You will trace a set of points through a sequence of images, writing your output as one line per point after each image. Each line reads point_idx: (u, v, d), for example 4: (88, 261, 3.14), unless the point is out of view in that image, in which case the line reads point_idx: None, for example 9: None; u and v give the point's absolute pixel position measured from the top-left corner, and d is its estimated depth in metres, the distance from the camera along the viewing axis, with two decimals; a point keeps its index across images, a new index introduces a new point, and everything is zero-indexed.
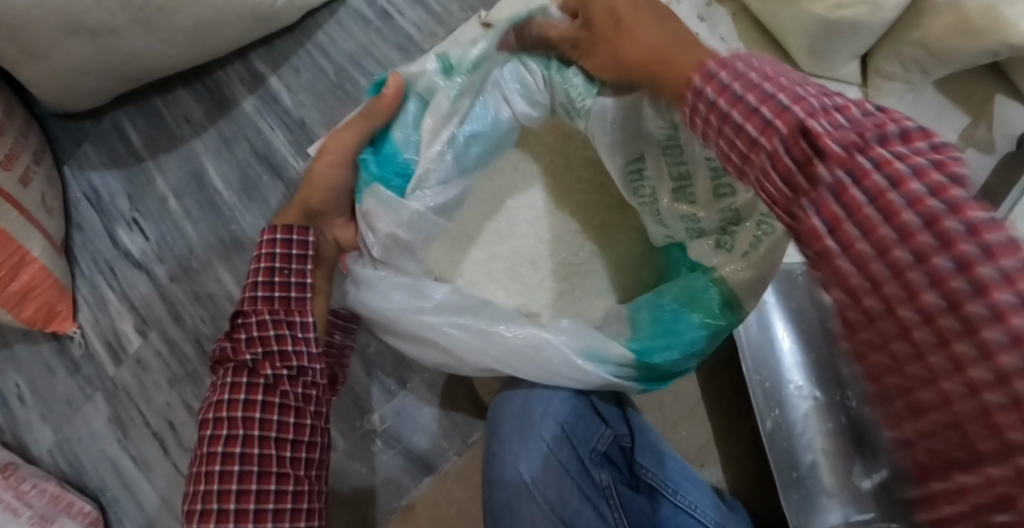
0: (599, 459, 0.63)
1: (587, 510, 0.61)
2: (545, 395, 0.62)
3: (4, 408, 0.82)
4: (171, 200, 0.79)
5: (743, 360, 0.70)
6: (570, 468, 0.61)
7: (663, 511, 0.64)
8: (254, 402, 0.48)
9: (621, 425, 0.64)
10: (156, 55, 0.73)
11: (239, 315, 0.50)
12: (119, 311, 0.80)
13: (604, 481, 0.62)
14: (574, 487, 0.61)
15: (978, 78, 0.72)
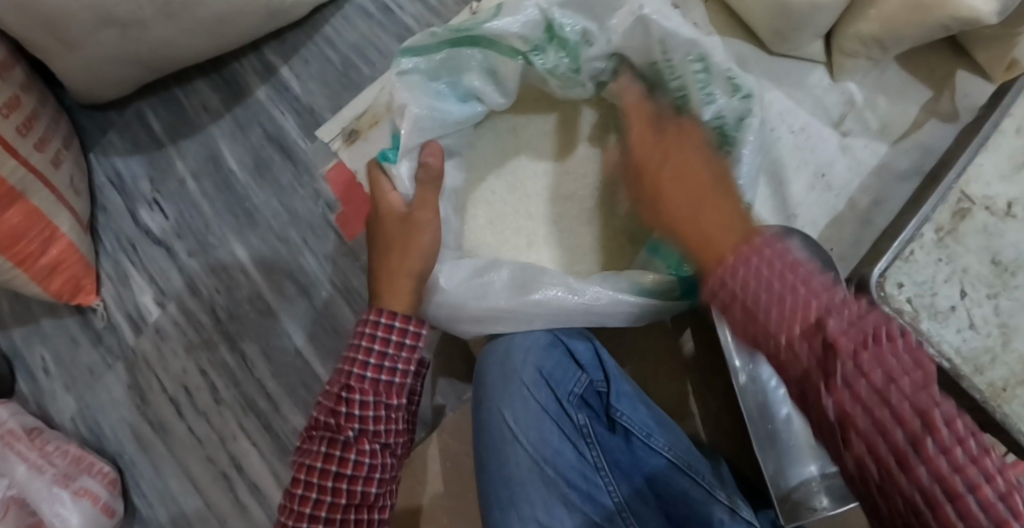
0: (576, 402, 0.67)
1: (567, 450, 0.66)
2: (527, 343, 0.68)
3: (29, 379, 0.88)
4: (190, 181, 0.86)
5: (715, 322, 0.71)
6: (549, 409, 0.67)
7: (639, 453, 0.67)
8: (344, 474, 0.57)
9: (597, 370, 0.68)
10: (178, 45, 0.80)
11: (344, 389, 0.57)
12: (139, 285, 0.86)
13: (580, 421, 0.67)
14: (553, 427, 0.67)
15: (941, 56, 0.78)
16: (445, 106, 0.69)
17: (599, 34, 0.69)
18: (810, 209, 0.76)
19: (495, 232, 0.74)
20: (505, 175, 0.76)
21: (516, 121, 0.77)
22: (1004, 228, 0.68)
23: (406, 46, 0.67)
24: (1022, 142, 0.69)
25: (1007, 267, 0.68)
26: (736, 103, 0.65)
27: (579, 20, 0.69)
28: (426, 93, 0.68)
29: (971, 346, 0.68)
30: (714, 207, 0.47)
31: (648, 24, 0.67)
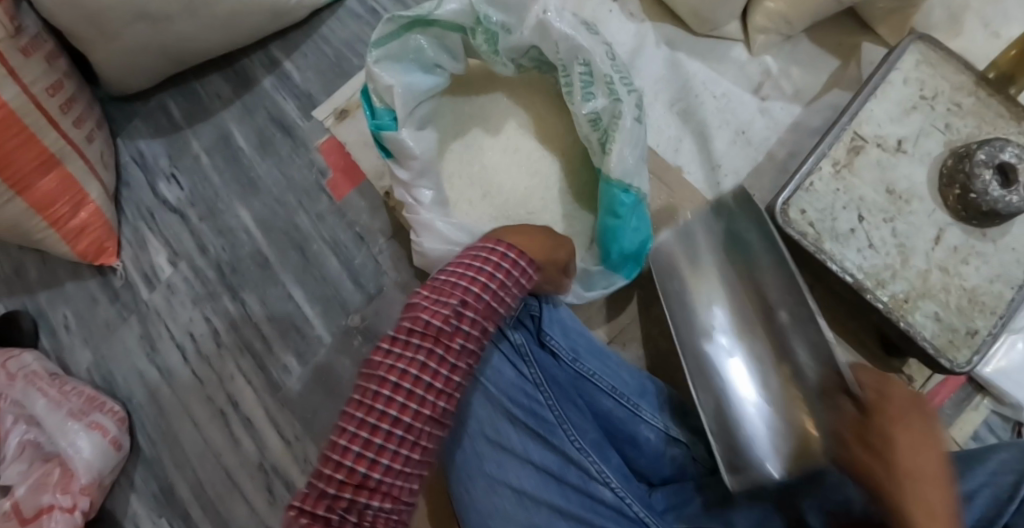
0: (512, 324, 0.77)
1: (508, 369, 0.76)
2: None
3: (53, 335, 0.99)
4: (203, 157, 0.99)
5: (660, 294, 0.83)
6: (490, 334, 0.77)
7: (570, 374, 0.78)
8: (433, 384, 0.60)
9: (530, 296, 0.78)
10: (196, 39, 0.94)
11: (461, 303, 0.61)
12: (155, 247, 0.98)
13: (518, 343, 0.76)
14: (494, 350, 0.77)
15: (849, 29, 0.90)
16: (416, 79, 0.82)
17: (515, 27, 0.81)
18: (733, 160, 0.88)
19: (469, 192, 0.86)
20: (475, 148, 0.88)
21: (473, 102, 0.90)
22: (895, 162, 0.79)
23: (372, 39, 0.79)
24: (909, 90, 0.81)
25: (901, 195, 0.78)
26: (610, 103, 0.79)
27: (500, 13, 0.81)
28: (397, 71, 0.80)
29: (872, 263, 0.77)
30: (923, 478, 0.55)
31: (548, 29, 0.79)
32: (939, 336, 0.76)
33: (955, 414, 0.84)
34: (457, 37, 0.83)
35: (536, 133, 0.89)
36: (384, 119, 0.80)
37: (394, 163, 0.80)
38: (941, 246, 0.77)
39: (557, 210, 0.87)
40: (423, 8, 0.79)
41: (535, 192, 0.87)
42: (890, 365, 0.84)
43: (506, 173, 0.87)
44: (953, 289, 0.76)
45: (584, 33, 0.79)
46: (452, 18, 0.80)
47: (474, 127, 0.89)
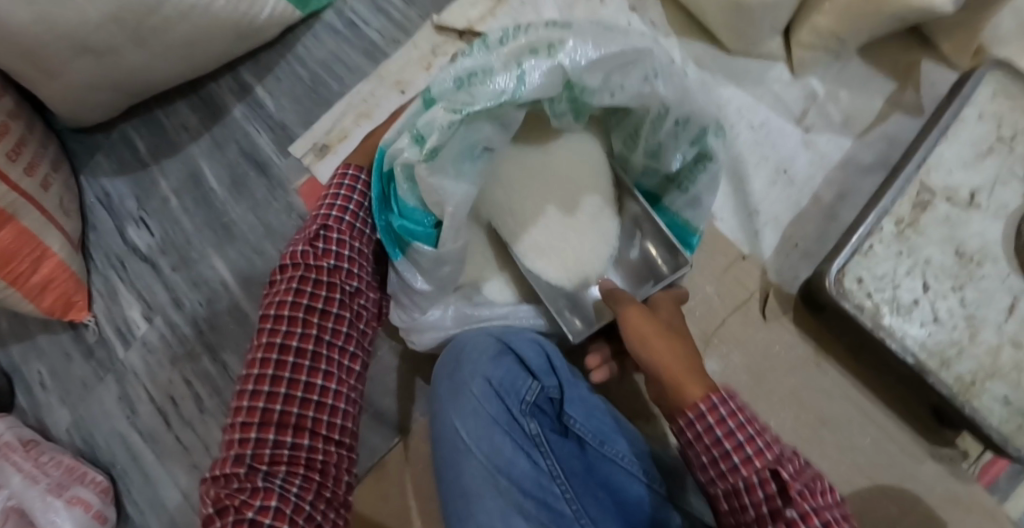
0: (529, 410, 0.67)
1: (521, 459, 0.65)
2: (474, 354, 0.68)
3: (27, 392, 0.91)
4: (173, 199, 0.88)
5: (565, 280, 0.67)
6: (500, 419, 0.66)
7: (591, 462, 0.67)
8: (301, 299, 0.59)
9: (550, 377, 0.67)
10: (155, 69, 0.82)
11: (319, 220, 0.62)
12: (128, 300, 0.89)
13: (532, 430, 0.66)
14: (505, 438, 0.66)
15: (907, 46, 0.77)
16: (468, 170, 0.61)
17: (607, 92, 0.60)
18: (772, 204, 0.76)
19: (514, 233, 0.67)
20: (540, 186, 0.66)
21: (539, 154, 0.67)
22: (967, 217, 0.67)
23: (429, 146, 0.57)
24: (983, 129, 0.68)
25: (972, 258, 0.67)
26: (694, 149, 0.65)
27: (597, 80, 0.59)
28: (451, 173, 0.60)
29: (936, 339, 0.67)
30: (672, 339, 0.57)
31: (649, 98, 0.61)
32: (1007, 421, 0.66)
33: (1012, 488, 0.75)
34: (521, 111, 0.62)
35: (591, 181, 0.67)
36: (401, 223, 0.64)
37: (407, 268, 0.67)
38: (1015, 317, 0.66)
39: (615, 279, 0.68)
40: (499, 91, 0.57)
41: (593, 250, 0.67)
42: (944, 439, 0.75)
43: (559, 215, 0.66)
44: None
45: (673, 82, 0.61)
46: (536, 96, 0.59)
47: (533, 164, 0.67)
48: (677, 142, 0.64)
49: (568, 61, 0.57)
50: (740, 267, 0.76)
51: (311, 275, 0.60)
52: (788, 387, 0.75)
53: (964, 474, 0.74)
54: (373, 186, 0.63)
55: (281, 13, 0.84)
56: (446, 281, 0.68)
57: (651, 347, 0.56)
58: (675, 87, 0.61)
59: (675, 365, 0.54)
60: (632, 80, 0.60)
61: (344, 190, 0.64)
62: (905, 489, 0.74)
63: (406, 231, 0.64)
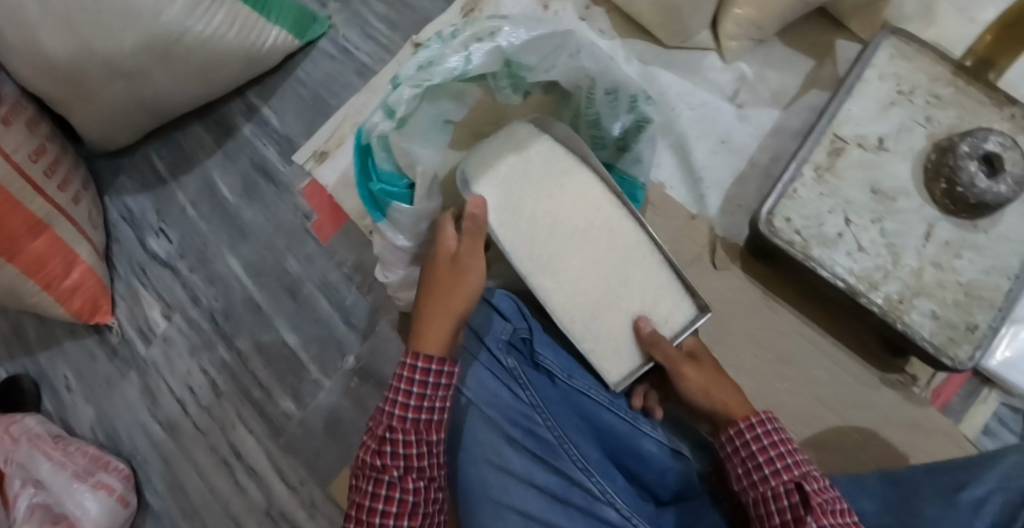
0: (505, 347, 0.75)
1: (503, 392, 0.73)
2: None
3: (53, 396, 0.99)
4: (190, 208, 0.99)
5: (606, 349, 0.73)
6: (482, 358, 0.75)
7: (565, 393, 0.75)
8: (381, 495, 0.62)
9: (520, 318, 0.76)
10: (176, 93, 0.95)
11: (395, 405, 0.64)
12: (150, 301, 0.98)
13: (510, 365, 0.74)
14: (488, 374, 0.74)
15: (821, 30, 0.89)
16: (428, 136, 0.73)
17: (541, 65, 0.72)
18: (715, 171, 0.86)
19: (555, 291, 0.73)
20: (565, 238, 0.74)
21: (548, 203, 0.75)
22: (879, 160, 0.78)
23: (398, 117, 0.68)
24: (885, 86, 0.80)
25: (887, 194, 0.77)
26: (629, 117, 0.77)
27: (533, 57, 0.71)
28: (415, 140, 0.71)
29: (863, 266, 0.76)
30: (715, 381, 0.70)
31: (580, 73, 0.72)
32: (938, 333, 0.75)
33: (964, 409, 0.84)
34: (471, 86, 0.73)
35: (618, 237, 0.75)
36: (380, 186, 0.73)
37: (389, 228, 0.75)
38: (932, 242, 0.76)
39: (679, 310, 0.73)
40: (449, 67, 0.68)
41: (646, 290, 0.74)
42: (895, 365, 0.82)
43: (586, 272, 0.74)
44: (949, 284, 0.75)
45: (599, 60, 0.72)
46: (481, 71, 0.69)
47: (543, 208, 0.75)
48: (611, 109, 0.76)
49: (506, 44, 0.68)
50: (691, 226, 0.86)
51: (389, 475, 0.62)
52: (746, 330, 0.84)
53: (917, 398, 0.81)
54: (354, 159, 0.74)
55: (284, 42, 0.97)
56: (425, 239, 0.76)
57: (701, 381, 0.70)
58: (602, 64, 0.72)
59: (726, 401, 0.68)
60: (563, 58, 0.72)
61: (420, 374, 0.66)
62: (862, 414, 0.81)
63: (384, 192, 0.73)
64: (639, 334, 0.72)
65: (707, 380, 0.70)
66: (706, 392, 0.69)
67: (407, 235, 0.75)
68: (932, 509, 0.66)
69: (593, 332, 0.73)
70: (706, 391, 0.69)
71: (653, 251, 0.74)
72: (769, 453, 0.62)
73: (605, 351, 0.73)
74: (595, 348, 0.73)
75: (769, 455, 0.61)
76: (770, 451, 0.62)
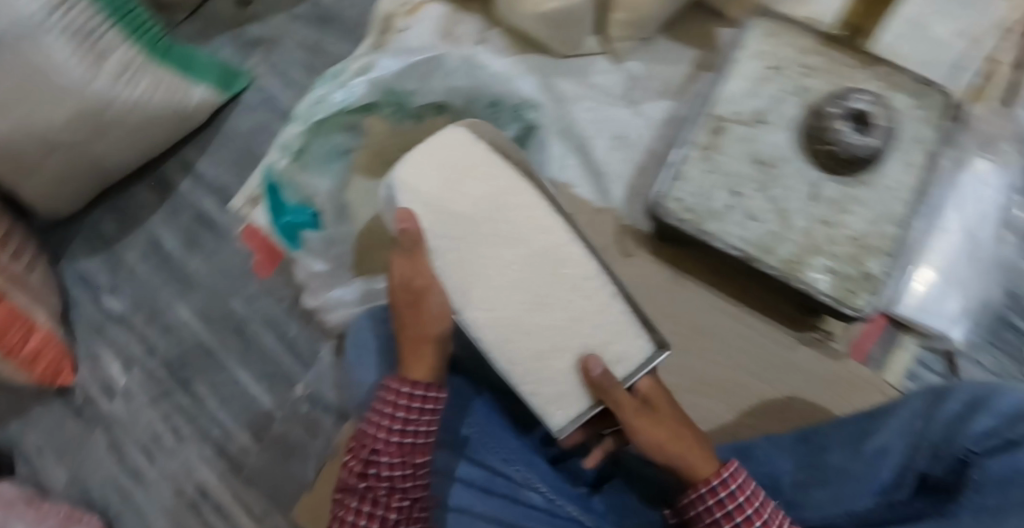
0: None
1: None
2: (364, 322, 0.79)
3: (26, 461, 1.02)
4: (139, 265, 1.04)
5: (549, 391, 0.67)
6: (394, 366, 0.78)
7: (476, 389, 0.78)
8: (363, 509, 0.69)
9: None
10: (114, 157, 1.01)
11: (382, 426, 0.70)
12: (109, 358, 1.02)
13: None
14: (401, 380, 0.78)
15: (701, 22, 0.95)
16: (325, 167, 0.79)
17: (422, 88, 0.79)
18: (615, 164, 0.91)
19: (494, 330, 0.68)
20: (505, 274, 0.69)
21: (491, 235, 0.70)
22: (758, 133, 0.83)
23: (291, 149, 0.77)
24: (756, 64, 0.85)
25: (768, 163, 0.82)
26: (518, 123, 0.81)
27: (410, 82, 0.79)
28: (313, 170, 0.79)
29: (754, 233, 0.80)
30: (670, 433, 0.67)
31: (458, 88, 0.80)
32: (836, 287, 0.79)
33: (884, 358, 0.87)
34: (364, 119, 0.80)
35: (564, 271, 0.69)
36: (289, 218, 0.80)
37: (304, 255, 0.81)
38: (818, 201, 0.80)
39: (634, 347, 0.67)
40: (333, 102, 0.78)
41: (596, 325, 0.67)
42: (808, 325, 0.85)
43: (526, 306, 0.68)
44: (839, 239, 0.80)
45: (471, 73, 0.79)
46: (364, 101, 0.78)
47: (484, 242, 0.69)
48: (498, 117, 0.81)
49: (379, 73, 0.78)
50: (598, 219, 0.90)
51: (375, 492, 0.69)
52: (659, 308, 0.87)
53: (835, 353, 0.85)
54: (264, 198, 0.80)
55: (210, 97, 1.04)
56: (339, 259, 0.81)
57: (657, 435, 0.67)
58: (479, 76, 0.80)
59: (686, 458, 0.66)
60: (439, 78, 0.79)
61: (409, 399, 0.70)
62: (784, 374, 0.85)
63: (293, 224, 0.79)
64: (586, 374, 0.65)
65: (663, 433, 0.67)
66: (664, 446, 0.66)
67: (320, 259, 0.81)
68: (836, 461, 0.72)
69: (534, 367, 0.67)
70: (664, 447, 0.66)
71: (604, 285, 0.69)
72: (740, 514, 0.63)
73: (546, 390, 0.67)
74: (538, 391, 0.67)
75: (733, 516, 0.63)
76: (740, 512, 0.63)
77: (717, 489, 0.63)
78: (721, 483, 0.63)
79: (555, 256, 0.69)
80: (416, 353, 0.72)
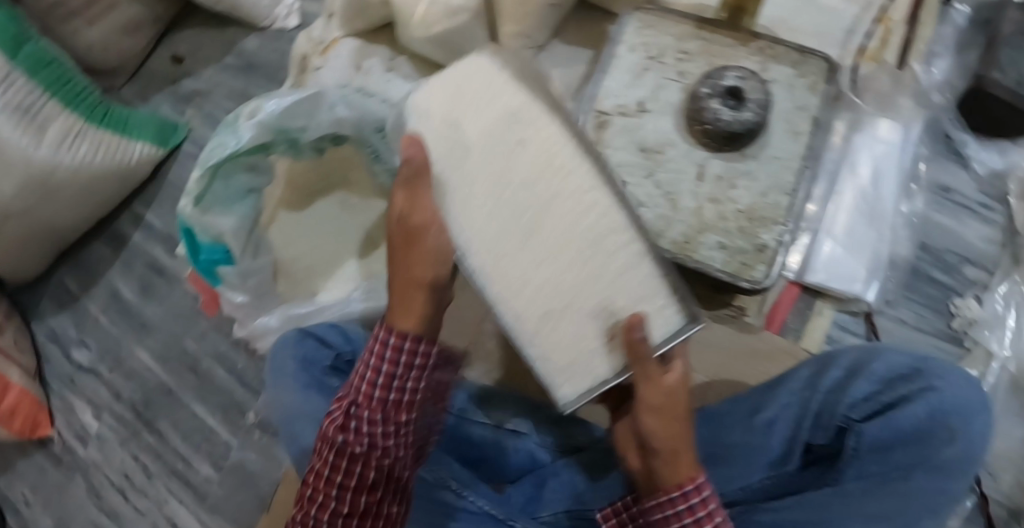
0: (328, 371, 0.81)
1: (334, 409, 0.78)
2: (283, 343, 0.82)
3: (15, 512, 1.09)
4: (101, 317, 1.11)
5: (555, 358, 0.55)
6: (310, 382, 0.79)
7: None
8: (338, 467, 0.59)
9: (343, 343, 0.84)
10: (65, 219, 1.07)
11: (368, 373, 0.61)
12: (81, 407, 1.09)
13: (335, 385, 0.80)
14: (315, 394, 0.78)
15: (591, 23, 0.99)
16: (230, 205, 0.84)
17: (311, 125, 0.83)
18: None
19: (497, 283, 0.55)
20: (506, 218, 0.55)
21: (489, 171, 0.56)
22: (640, 121, 0.85)
23: (192, 195, 0.80)
24: (635, 56, 0.88)
25: (653, 149, 0.84)
26: None
27: (298, 120, 0.82)
28: (220, 210, 0.83)
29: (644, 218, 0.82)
30: (672, 425, 0.56)
31: (345, 120, 0.84)
32: (730, 262, 0.80)
33: (801, 326, 0.89)
34: (260, 156, 0.85)
35: (582, 211, 0.54)
36: (206, 256, 0.85)
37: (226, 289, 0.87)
38: (706, 179, 0.82)
39: (663, 320, 0.54)
40: (226, 145, 0.80)
41: (620, 282, 0.54)
42: (720, 302, 0.86)
43: (536, 254, 0.55)
44: (729, 214, 0.81)
45: (357, 104, 0.83)
46: (255, 141, 0.81)
47: (489, 175, 0.56)
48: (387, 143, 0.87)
49: (266, 113, 0.79)
50: None
51: (353, 448, 0.59)
52: None
53: (750, 327, 0.86)
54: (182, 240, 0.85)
55: (150, 153, 1.11)
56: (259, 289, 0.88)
57: (658, 424, 0.56)
58: (365, 106, 0.84)
59: (675, 453, 0.56)
60: (325, 112, 0.83)
61: (398, 347, 0.61)
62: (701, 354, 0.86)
63: (211, 261, 0.85)
64: (626, 337, 0.53)
65: (664, 422, 0.56)
66: (653, 437, 0.56)
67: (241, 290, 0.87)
68: (736, 438, 0.69)
69: (546, 333, 0.55)
70: (655, 438, 0.56)
71: (634, 236, 0.54)
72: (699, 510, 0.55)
73: (556, 360, 0.55)
74: (546, 357, 0.56)
75: (694, 511, 0.55)
76: (702, 507, 0.55)
77: (689, 492, 0.56)
78: (693, 487, 0.56)
79: (569, 205, 0.54)
80: (396, 306, 0.62)
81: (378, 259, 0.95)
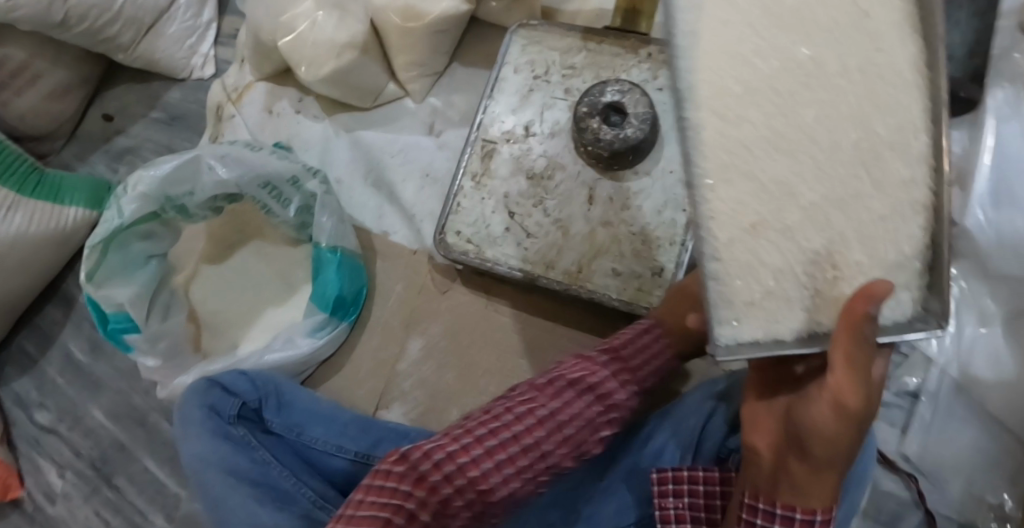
0: (235, 420, 0.81)
1: (239, 457, 0.78)
2: (189, 395, 0.81)
3: None
4: (58, 378, 1.14)
5: (741, 331, 0.50)
6: (215, 432, 0.79)
7: (297, 449, 0.83)
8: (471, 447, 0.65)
9: (250, 393, 0.82)
10: (12, 290, 1.08)
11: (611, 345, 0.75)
12: (46, 468, 1.11)
13: (242, 434, 0.80)
14: (219, 443, 0.78)
15: (493, 39, 0.97)
16: (128, 273, 0.87)
17: (195, 188, 0.85)
18: (427, 204, 0.95)
19: (735, 177, 0.50)
20: (782, 105, 0.50)
21: (815, 21, 0.51)
22: (527, 147, 0.84)
23: (85, 271, 0.83)
24: (521, 78, 0.85)
25: (542, 174, 0.83)
26: (298, 195, 0.89)
27: (179, 187, 0.84)
28: (118, 280, 0.86)
29: (536, 249, 0.81)
30: (845, 445, 0.53)
31: (225, 182, 0.84)
32: (626, 289, 0.79)
33: None
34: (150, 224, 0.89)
35: (887, 102, 0.50)
36: (111, 325, 0.84)
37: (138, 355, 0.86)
38: (597, 203, 0.81)
39: (893, 304, 0.50)
40: (110, 220, 0.83)
41: (858, 225, 0.50)
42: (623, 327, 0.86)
43: (776, 153, 0.50)
44: (623, 237, 0.80)
45: (236, 162, 0.83)
46: (139, 213, 0.84)
47: (814, 50, 0.51)
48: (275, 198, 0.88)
49: (142, 185, 0.81)
50: (415, 260, 0.95)
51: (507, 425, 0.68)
52: (479, 336, 0.91)
53: None
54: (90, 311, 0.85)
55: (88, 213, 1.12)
56: (171, 351, 0.87)
57: (832, 437, 0.53)
58: (248, 163, 0.84)
59: (826, 473, 0.55)
60: (205, 175, 0.84)
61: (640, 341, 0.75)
62: None
63: (117, 329, 0.84)
64: (850, 309, 0.47)
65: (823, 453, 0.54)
66: (817, 452, 0.54)
67: (155, 354, 0.86)
68: None
69: (753, 263, 0.50)
70: (810, 451, 0.54)
71: (917, 177, 0.50)
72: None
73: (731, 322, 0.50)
74: (728, 280, 0.50)
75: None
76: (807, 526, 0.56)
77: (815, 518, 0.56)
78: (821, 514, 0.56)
79: (850, 111, 0.50)
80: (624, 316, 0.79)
81: (293, 308, 0.93)
